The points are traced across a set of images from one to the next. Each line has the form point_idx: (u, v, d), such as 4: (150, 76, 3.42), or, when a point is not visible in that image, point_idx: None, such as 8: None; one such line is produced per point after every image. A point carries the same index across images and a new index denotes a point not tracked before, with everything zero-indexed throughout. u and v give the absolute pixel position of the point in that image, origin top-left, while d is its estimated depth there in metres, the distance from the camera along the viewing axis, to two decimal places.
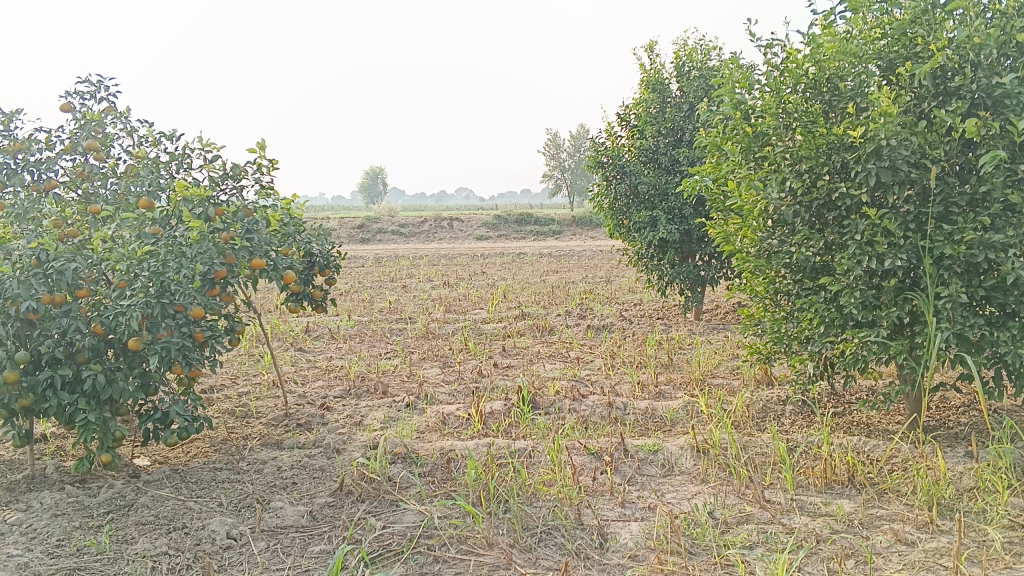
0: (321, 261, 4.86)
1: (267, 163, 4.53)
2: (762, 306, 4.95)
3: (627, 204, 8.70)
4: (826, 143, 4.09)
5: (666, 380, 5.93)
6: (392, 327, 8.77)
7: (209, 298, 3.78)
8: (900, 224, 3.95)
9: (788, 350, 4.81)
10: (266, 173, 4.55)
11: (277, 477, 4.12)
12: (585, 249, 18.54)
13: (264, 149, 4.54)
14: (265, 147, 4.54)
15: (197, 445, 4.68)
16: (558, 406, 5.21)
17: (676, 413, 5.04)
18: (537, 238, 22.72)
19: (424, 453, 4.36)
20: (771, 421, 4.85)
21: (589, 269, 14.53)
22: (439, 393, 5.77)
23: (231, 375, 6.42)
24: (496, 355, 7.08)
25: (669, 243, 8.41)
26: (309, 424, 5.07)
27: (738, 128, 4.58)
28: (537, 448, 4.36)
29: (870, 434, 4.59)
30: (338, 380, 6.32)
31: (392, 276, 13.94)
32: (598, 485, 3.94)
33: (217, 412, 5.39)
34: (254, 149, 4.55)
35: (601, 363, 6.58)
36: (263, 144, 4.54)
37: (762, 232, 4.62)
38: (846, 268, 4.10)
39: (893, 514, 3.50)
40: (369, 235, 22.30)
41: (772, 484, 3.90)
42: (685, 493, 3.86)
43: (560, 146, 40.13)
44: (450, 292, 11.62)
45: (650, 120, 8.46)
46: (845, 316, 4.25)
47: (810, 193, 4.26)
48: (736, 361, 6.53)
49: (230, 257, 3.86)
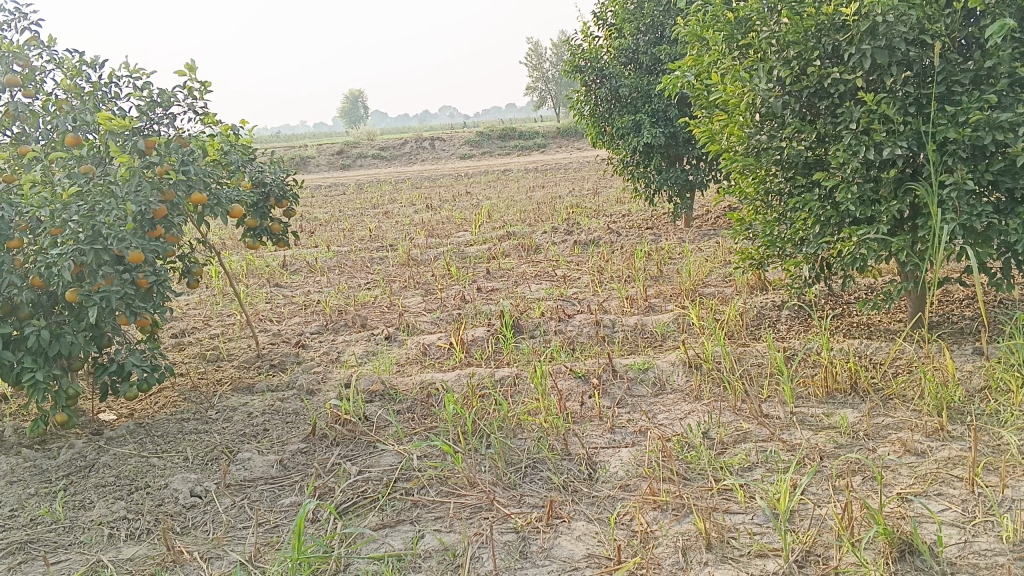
0: (276, 191, 4.51)
1: (199, 87, 4.11)
2: (752, 209, 4.65)
3: (609, 109, 8.31)
4: (816, 25, 3.70)
5: (657, 293, 5.68)
6: (373, 256, 8.46)
7: (148, 239, 3.45)
8: (899, 109, 3.58)
9: (782, 253, 4.54)
10: (200, 97, 4.14)
11: (247, 424, 3.89)
12: (571, 161, 18.09)
13: (194, 71, 4.11)
14: (194, 69, 4.11)
15: (165, 394, 4.43)
16: (543, 328, 4.95)
17: (667, 327, 4.80)
18: (522, 153, 22.20)
19: (402, 388, 4.13)
20: (766, 329, 4.61)
21: (576, 181, 14.11)
22: (420, 322, 5.52)
23: (203, 317, 6.15)
24: (481, 278, 6.81)
25: (655, 147, 8.05)
26: (284, 365, 4.82)
27: (718, 16, 4.20)
28: (521, 375, 4.12)
29: (871, 336, 4.36)
30: (314, 315, 6.06)
31: (374, 203, 13.53)
32: (586, 411, 3.72)
33: (186, 356, 5.13)
34: (182, 72, 4.12)
35: (589, 280, 6.31)
36: (192, 66, 4.11)
37: (750, 128, 4.21)
38: (842, 161, 3.76)
39: (900, 423, 3.29)
40: (350, 161, 21.71)
41: (770, 397, 3.68)
42: (678, 413, 3.64)
43: (542, 56, 38.97)
44: (432, 215, 11.28)
45: (628, 18, 7.95)
46: (842, 213, 3.95)
47: (800, 82, 3.88)
48: (728, 268, 6.26)
49: (168, 193, 3.52)
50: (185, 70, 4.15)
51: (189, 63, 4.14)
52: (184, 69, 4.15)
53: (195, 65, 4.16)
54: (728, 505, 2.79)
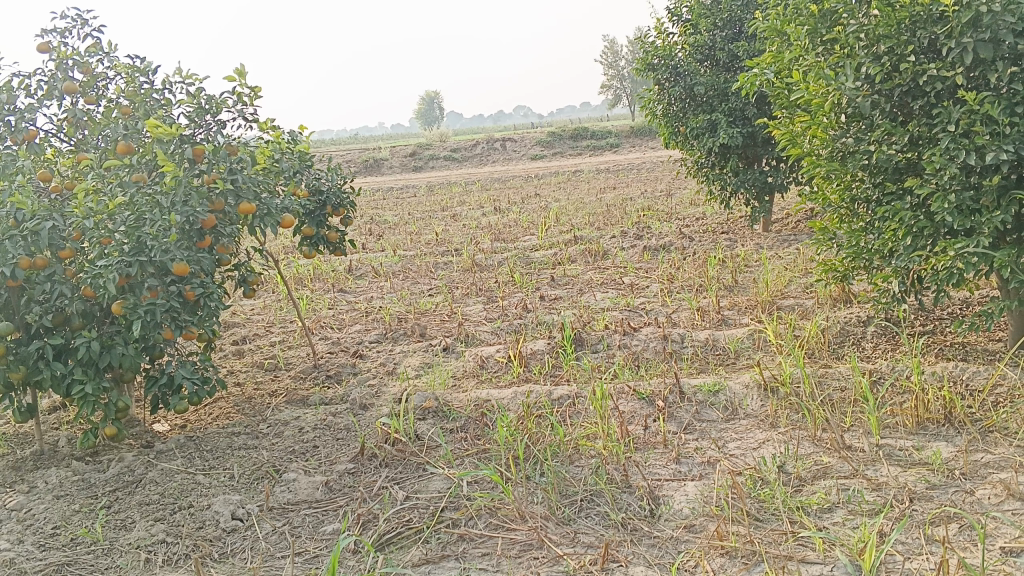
0: (333, 199, 4.41)
1: (249, 92, 4.02)
2: (835, 218, 4.31)
3: (683, 109, 7.99)
4: (910, 16, 3.38)
5: (730, 305, 5.37)
6: (439, 260, 8.34)
7: (194, 250, 3.37)
8: (1005, 109, 3.20)
9: (867, 266, 4.20)
10: (250, 103, 4.04)
11: (297, 440, 3.77)
12: (646, 161, 17.70)
13: (244, 76, 4.02)
14: (244, 74, 4.03)
15: (220, 405, 4.36)
16: (607, 342, 4.70)
17: (740, 344, 4.50)
18: (594, 153, 21.89)
19: (457, 405, 3.96)
20: (849, 348, 4.27)
21: (649, 182, 13.77)
22: (481, 332, 5.35)
23: (266, 323, 6.11)
24: (546, 285, 6.61)
25: (731, 149, 7.70)
26: (340, 376, 4.72)
27: (802, 9, 3.92)
28: (581, 394, 3.89)
29: (967, 358, 3.98)
30: (375, 323, 5.96)
31: (444, 205, 13.47)
32: (650, 436, 3.48)
33: (245, 365, 5.08)
34: (232, 78, 4.04)
35: (658, 289, 6.03)
36: (243, 70, 4.03)
37: (836, 129, 3.87)
38: (938, 166, 3.41)
39: (1003, 460, 2.93)
40: (422, 162, 21.81)
41: (853, 426, 3.36)
42: (750, 442, 3.38)
43: (618, 55, 38.45)
44: (501, 218, 11.12)
45: (704, 13, 7.62)
46: (937, 223, 3.60)
47: (891, 80, 3.54)
48: (808, 279, 5.89)
49: (216, 203, 3.43)
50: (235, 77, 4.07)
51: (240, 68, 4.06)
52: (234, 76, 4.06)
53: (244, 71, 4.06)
54: (803, 554, 2.52)
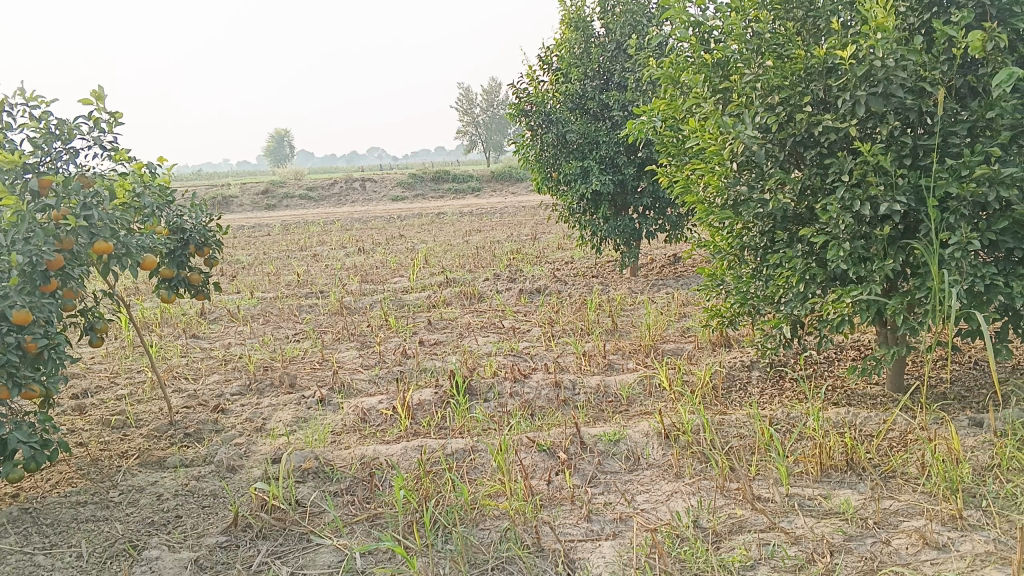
0: (197, 237, 3.96)
1: (108, 118, 3.57)
2: (723, 264, 4.32)
3: (555, 154, 7.99)
4: (805, 69, 3.46)
5: (615, 350, 5.29)
6: (302, 303, 7.86)
7: (37, 297, 2.89)
8: (895, 160, 3.34)
9: (755, 312, 4.23)
10: (109, 129, 3.59)
11: (155, 510, 3.29)
12: (507, 205, 17.80)
13: (102, 100, 3.54)
14: (102, 96, 3.54)
15: (58, 470, 3.78)
16: (497, 391, 4.48)
17: (632, 390, 4.40)
18: (455, 196, 21.84)
19: (340, 464, 3.61)
20: (739, 393, 4.26)
21: (513, 226, 13.78)
22: (357, 381, 5.00)
23: (109, 373, 5.46)
24: (421, 330, 6.32)
25: (603, 195, 7.76)
26: (201, 434, 4.22)
27: (693, 58, 3.94)
28: (477, 447, 3.64)
29: (851, 402, 4.06)
30: (237, 372, 5.45)
31: (302, 245, 12.90)
32: (554, 491, 3.28)
33: (87, 422, 4.46)
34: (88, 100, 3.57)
35: (540, 333, 5.88)
36: (100, 93, 3.55)
37: (728, 177, 3.90)
38: (833, 216, 3.47)
39: (910, 507, 2.94)
40: (276, 200, 20.97)
41: (760, 475, 3.30)
42: (659, 494, 3.22)
43: (474, 101, 38.93)
44: (366, 260, 10.73)
45: (574, 62, 7.65)
46: (829, 270, 3.65)
47: (785, 130, 3.60)
48: (686, 323, 5.93)
49: (66, 241, 2.95)
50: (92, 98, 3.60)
51: (97, 89, 3.59)
52: (90, 97, 3.60)
53: (102, 92, 3.61)
54: None
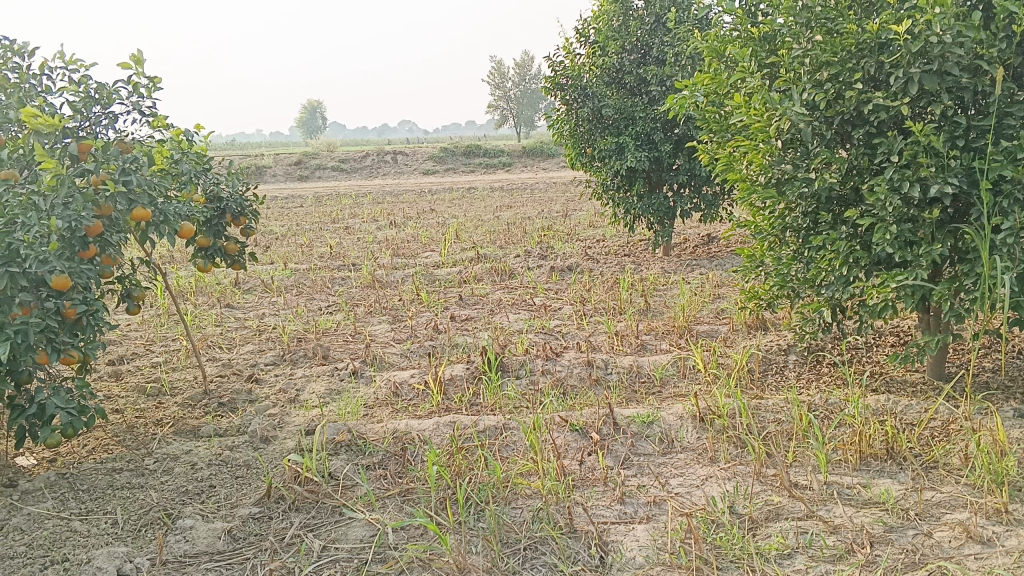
0: (233, 207, 3.95)
1: (147, 83, 3.56)
2: (763, 245, 4.24)
3: (590, 130, 7.88)
4: (856, 44, 3.35)
5: (648, 329, 5.22)
6: (334, 276, 7.87)
7: (76, 262, 2.88)
8: (948, 141, 3.23)
9: (794, 295, 4.15)
10: (148, 94, 3.58)
11: (189, 479, 3.32)
12: (538, 181, 17.69)
13: (141, 64, 3.54)
14: (141, 61, 3.54)
15: (95, 436, 3.82)
16: (530, 368, 4.45)
17: (666, 371, 4.35)
18: (486, 171, 21.74)
19: (372, 438, 3.61)
20: (776, 377, 4.19)
21: (544, 202, 13.68)
22: (389, 355, 5.00)
23: (144, 341, 5.51)
24: (453, 305, 6.30)
25: (638, 172, 7.64)
26: (234, 404, 4.25)
27: (740, 32, 3.86)
28: (509, 425, 3.61)
29: (892, 389, 3.97)
30: (269, 343, 5.47)
31: (333, 217, 12.93)
32: (587, 472, 3.25)
33: (123, 389, 4.51)
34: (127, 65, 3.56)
35: (572, 311, 5.84)
36: (139, 57, 3.55)
37: (772, 155, 3.80)
38: (880, 198, 3.37)
39: (953, 500, 2.87)
40: (307, 172, 21.03)
41: (797, 461, 3.24)
42: (693, 478, 3.18)
43: (507, 74, 38.63)
44: (397, 233, 10.72)
45: (612, 36, 7.50)
46: (873, 254, 3.55)
47: (833, 107, 3.50)
48: (720, 304, 5.84)
49: (104, 207, 2.93)
50: (131, 63, 3.59)
51: (136, 54, 3.58)
52: (129, 62, 3.59)
53: (141, 57, 3.59)
54: None
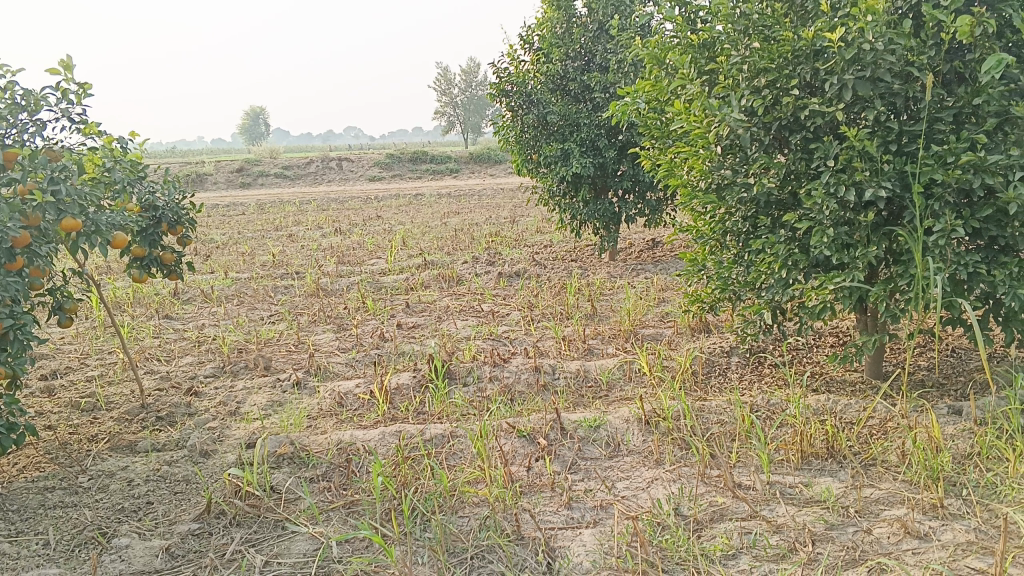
0: (169, 216, 3.86)
1: (77, 89, 3.44)
2: (705, 249, 4.29)
3: (535, 136, 7.90)
4: (792, 51, 3.42)
5: (594, 334, 5.25)
6: (277, 284, 7.74)
7: (2, 275, 2.78)
8: (881, 146, 3.31)
9: (736, 298, 4.21)
10: (78, 101, 3.46)
11: (126, 496, 3.21)
12: (485, 187, 17.70)
13: (71, 69, 3.43)
14: (71, 66, 3.42)
15: (25, 454, 3.68)
16: (476, 375, 4.42)
17: (612, 375, 4.37)
18: (433, 177, 21.67)
19: (316, 450, 3.55)
20: (719, 379, 4.24)
21: (491, 209, 13.68)
22: (334, 365, 4.93)
23: (78, 355, 5.33)
24: (399, 313, 6.25)
25: (583, 178, 7.69)
26: (173, 417, 4.13)
27: (680, 39, 3.91)
28: (456, 433, 3.59)
29: (831, 389, 4.05)
30: (210, 355, 5.35)
31: (277, 224, 12.74)
32: (534, 478, 3.24)
33: (55, 404, 4.35)
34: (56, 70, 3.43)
35: (519, 317, 5.84)
36: (68, 62, 3.43)
37: (712, 161, 3.85)
38: (817, 202, 3.44)
39: (891, 496, 2.94)
40: (250, 179, 20.68)
41: (742, 462, 3.28)
42: (639, 481, 3.19)
43: (453, 81, 38.61)
44: (342, 241, 10.60)
45: (556, 43, 7.54)
46: (811, 257, 3.62)
47: (771, 114, 3.57)
48: (665, 308, 5.90)
49: (32, 217, 2.85)
50: (59, 69, 3.47)
51: (65, 59, 3.46)
52: (58, 68, 3.47)
53: (70, 62, 3.48)
54: None
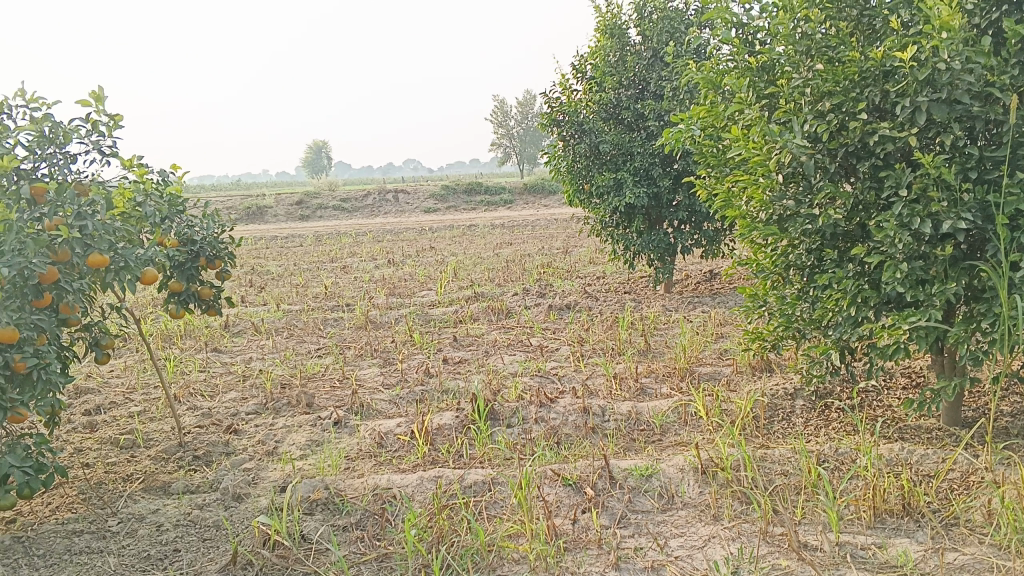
0: (208, 250, 3.78)
1: (109, 120, 3.40)
2: (765, 284, 4.03)
3: (587, 166, 7.72)
4: (859, 72, 3.18)
5: (648, 372, 4.99)
6: (327, 317, 7.67)
7: (26, 313, 2.69)
8: (959, 173, 3.03)
9: (800, 336, 3.93)
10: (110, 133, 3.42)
11: (153, 543, 3.09)
12: (539, 218, 17.59)
13: (102, 101, 3.40)
14: (102, 99, 3.39)
15: (60, 493, 3.60)
16: (522, 416, 4.22)
17: (666, 418, 4.11)
18: (487, 208, 21.67)
19: (351, 496, 3.38)
20: (781, 424, 3.96)
21: (544, 239, 13.52)
22: (377, 402, 4.78)
23: (124, 389, 5.29)
24: (446, 347, 6.09)
25: (637, 208, 7.47)
26: (210, 457, 4.02)
27: (737, 62, 3.69)
28: (498, 480, 3.38)
29: (905, 436, 3.73)
30: (254, 390, 5.26)
31: (332, 256, 12.78)
32: (580, 532, 3.01)
33: (95, 441, 4.29)
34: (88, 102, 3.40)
35: (569, 352, 5.62)
36: (100, 94, 3.40)
37: (773, 190, 3.61)
38: (889, 234, 3.17)
39: (977, 563, 2.63)
40: (309, 211, 20.96)
41: (807, 519, 3.00)
42: (694, 539, 2.93)
43: (508, 112, 38.85)
44: (394, 272, 10.55)
45: (609, 71, 7.38)
46: (882, 293, 3.34)
47: (836, 140, 3.33)
48: (723, 344, 5.61)
49: (60, 253, 2.76)
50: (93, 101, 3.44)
51: (97, 90, 3.44)
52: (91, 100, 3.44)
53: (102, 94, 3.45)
54: None
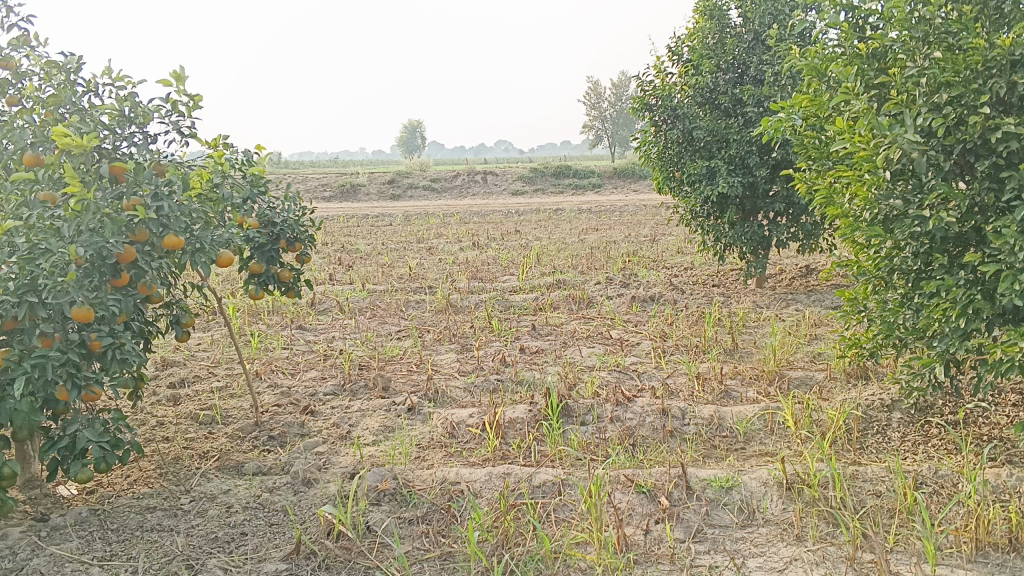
0: (288, 232, 3.79)
1: (186, 101, 3.62)
2: (865, 288, 3.75)
3: (679, 153, 7.45)
4: (983, 61, 2.92)
5: (734, 372, 4.77)
6: (409, 299, 7.68)
7: (102, 293, 2.76)
8: None
9: (901, 346, 3.65)
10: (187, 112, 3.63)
11: (221, 524, 3.10)
12: (629, 204, 17.26)
13: (182, 81, 3.61)
14: (183, 79, 3.59)
15: (139, 467, 3.67)
16: (598, 414, 4.08)
17: (751, 425, 3.90)
18: (576, 192, 21.44)
19: (419, 487, 3.32)
20: (877, 438, 3.70)
21: (632, 226, 13.25)
22: (452, 389, 4.72)
23: (209, 363, 5.40)
24: (526, 335, 5.99)
25: (730, 199, 7.18)
26: (284, 438, 4.04)
27: (846, 49, 3.43)
28: (568, 482, 3.26)
29: (1017, 461, 3.43)
30: (333, 371, 5.28)
31: (419, 236, 12.85)
32: (651, 544, 2.87)
33: (177, 416, 4.37)
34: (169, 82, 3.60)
35: (651, 348, 5.43)
36: (179, 75, 3.60)
37: (879, 188, 3.35)
38: (1008, 240, 2.88)
39: None
40: (399, 191, 21.17)
41: (900, 546, 2.78)
42: (774, 560, 2.75)
43: (602, 95, 38.32)
44: (479, 255, 10.51)
45: (706, 54, 7.08)
46: (998, 305, 3.05)
47: (952, 136, 3.06)
48: (817, 347, 5.31)
49: (137, 233, 2.82)
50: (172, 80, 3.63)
51: (177, 70, 3.62)
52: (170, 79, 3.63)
53: (181, 74, 3.64)
54: None
